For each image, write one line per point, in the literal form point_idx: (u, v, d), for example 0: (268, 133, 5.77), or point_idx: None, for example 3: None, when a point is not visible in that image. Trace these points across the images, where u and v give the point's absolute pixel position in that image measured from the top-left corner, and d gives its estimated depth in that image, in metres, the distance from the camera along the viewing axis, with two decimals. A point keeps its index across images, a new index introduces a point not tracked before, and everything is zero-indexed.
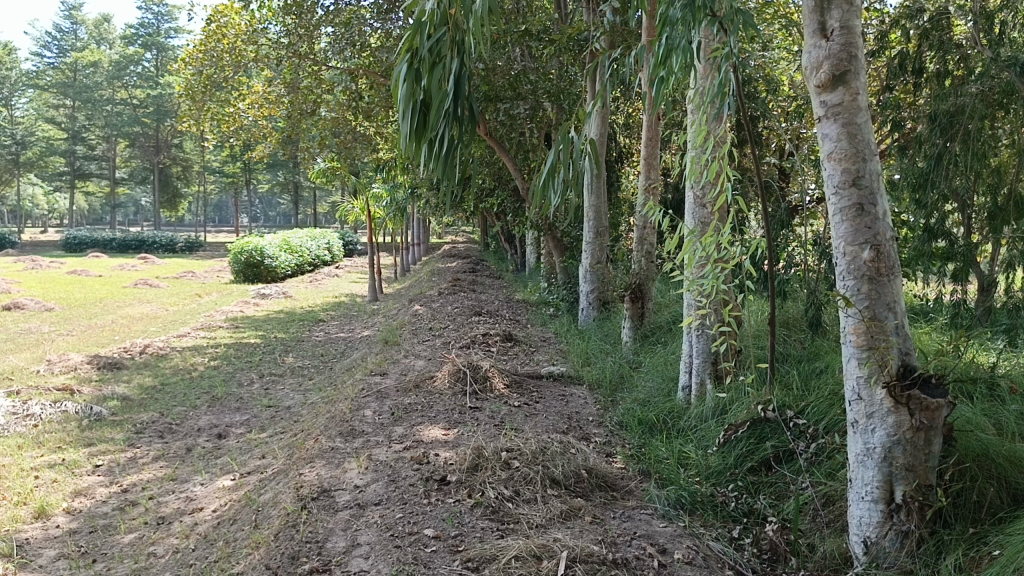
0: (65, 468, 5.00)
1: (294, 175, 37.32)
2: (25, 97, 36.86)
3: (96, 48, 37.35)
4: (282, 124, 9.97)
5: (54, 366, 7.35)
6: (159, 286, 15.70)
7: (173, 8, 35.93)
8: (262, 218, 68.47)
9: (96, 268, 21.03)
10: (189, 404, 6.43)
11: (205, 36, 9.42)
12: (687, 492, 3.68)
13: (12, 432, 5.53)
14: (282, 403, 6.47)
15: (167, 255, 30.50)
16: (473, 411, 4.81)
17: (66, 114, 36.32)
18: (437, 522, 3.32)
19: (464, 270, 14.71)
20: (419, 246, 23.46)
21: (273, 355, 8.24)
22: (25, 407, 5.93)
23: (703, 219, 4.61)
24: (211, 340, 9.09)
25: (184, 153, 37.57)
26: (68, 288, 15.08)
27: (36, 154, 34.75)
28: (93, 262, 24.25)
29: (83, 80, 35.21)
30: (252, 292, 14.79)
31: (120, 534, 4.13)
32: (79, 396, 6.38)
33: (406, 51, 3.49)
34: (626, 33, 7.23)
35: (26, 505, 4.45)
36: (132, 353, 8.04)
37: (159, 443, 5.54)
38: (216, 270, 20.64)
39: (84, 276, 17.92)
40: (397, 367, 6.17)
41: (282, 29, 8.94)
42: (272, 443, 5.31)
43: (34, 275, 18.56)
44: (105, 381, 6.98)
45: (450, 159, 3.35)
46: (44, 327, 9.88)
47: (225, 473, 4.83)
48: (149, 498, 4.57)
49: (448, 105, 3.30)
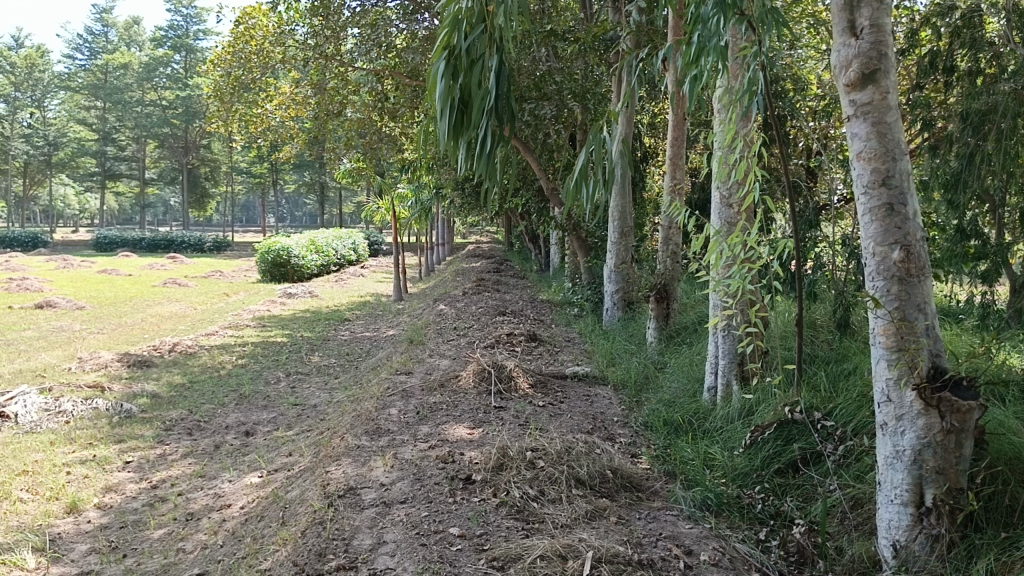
0: (96, 465, 5.07)
1: (319, 175, 37.64)
2: (57, 99, 37.60)
3: (127, 50, 37.89)
4: (308, 125, 10.05)
5: (85, 364, 7.46)
6: (187, 285, 15.91)
7: (201, 10, 36.38)
8: (289, 218, 69.17)
9: (126, 267, 21.32)
10: (217, 401, 6.50)
11: (234, 38, 9.51)
12: (713, 494, 3.67)
13: (45, 428, 5.63)
14: (308, 401, 6.52)
15: (195, 255, 30.86)
16: (497, 410, 4.81)
17: (97, 115, 36.91)
18: (463, 520, 3.33)
19: (488, 270, 14.74)
20: (443, 246, 23.51)
21: (299, 354, 8.31)
22: (57, 403, 6.03)
23: (729, 219, 4.58)
24: (238, 339, 9.18)
25: (212, 154, 38.06)
26: (99, 287, 15.32)
27: (68, 155, 36.70)
28: (123, 262, 24.63)
29: (114, 81, 35.73)
30: (278, 291, 14.94)
31: (149, 529, 4.19)
32: (109, 393, 6.48)
33: (443, 48, 3.47)
34: (653, 31, 7.10)
35: (58, 501, 4.52)
36: (161, 352, 8.15)
37: (187, 440, 5.60)
38: (243, 270, 20.89)
39: (114, 276, 18.16)
40: (422, 366, 6.20)
41: (309, 30, 9.00)
42: (299, 441, 5.35)
43: (65, 274, 18.85)
44: (135, 379, 7.08)
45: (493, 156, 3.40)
46: (75, 325, 10.04)
47: (252, 471, 4.88)
48: (178, 494, 4.63)
49: (491, 103, 3.34)
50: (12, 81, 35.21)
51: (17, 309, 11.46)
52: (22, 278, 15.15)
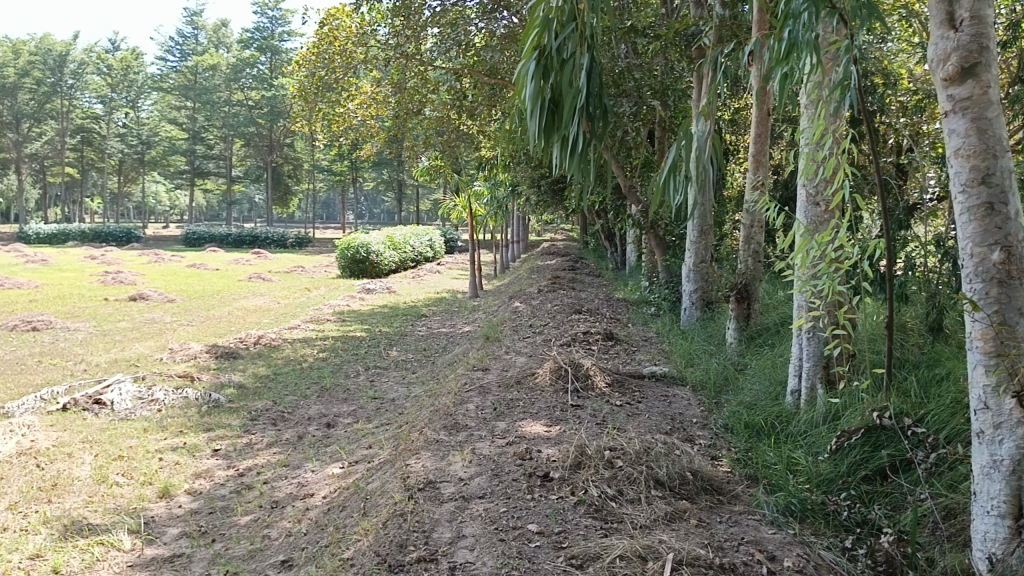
0: (186, 452, 5.28)
1: (398, 173, 38.21)
2: (150, 99, 39.46)
3: (216, 52, 39.15)
4: (388, 124, 10.24)
5: (176, 354, 7.78)
6: (271, 280, 16.43)
7: (286, 12, 37.35)
8: (368, 215, 70.84)
9: (214, 262, 22.16)
10: (300, 393, 6.68)
11: (318, 39, 9.70)
12: (796, 500, 3.59)
13: (139, 415, 5.89)
14: (387, 395, 6.64)
15: (278, 250, 31.76)
16: (574, 408, 4.81)
17: (187, 115, 38.26)
18: (541, 517, 3.34)
19: (564, 268, 14.74)
20: (519, 244, 23.59)
21: (378, 349, 8.47)
22: (150, 391, 6.30)
23: (815, 218, 4.46)
24: (319, 333, 9.42)
25: (295, 152, 39.10)
26: (189, 281, 15.95)
27: (159, 154, 39.13)
28: (210, 256, 25.59)
29: (203, 83, 37.02)
30: (358, 287, 15.28)
31: (236, 516, 4.33)
32: (199, 383, 6.74)
33: (533, 48, 3.47)
34: (737, 27, 7.01)
35: (152, 485, 4.73)
36: (247, 344, 8.42)
37: (272, 430, 5.77)
38: (323, 265, 21.42)
39: (202, 270, 18.86)
40: (499, 363, 6.24)
41: (390, 31, 9.14)
42: (379, 433, 5.45)
43: (157, 268, 19.74)
44: (222, 369, 7.33)
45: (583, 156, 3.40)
46: (166, 317, 10.48)
47: (334, 462, 5.00)
48: (264, 482, 4.78)
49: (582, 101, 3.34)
50: (110, 83, 37.97)
51: (113, 301, 12.02)
52: (118, 272, 15.93)
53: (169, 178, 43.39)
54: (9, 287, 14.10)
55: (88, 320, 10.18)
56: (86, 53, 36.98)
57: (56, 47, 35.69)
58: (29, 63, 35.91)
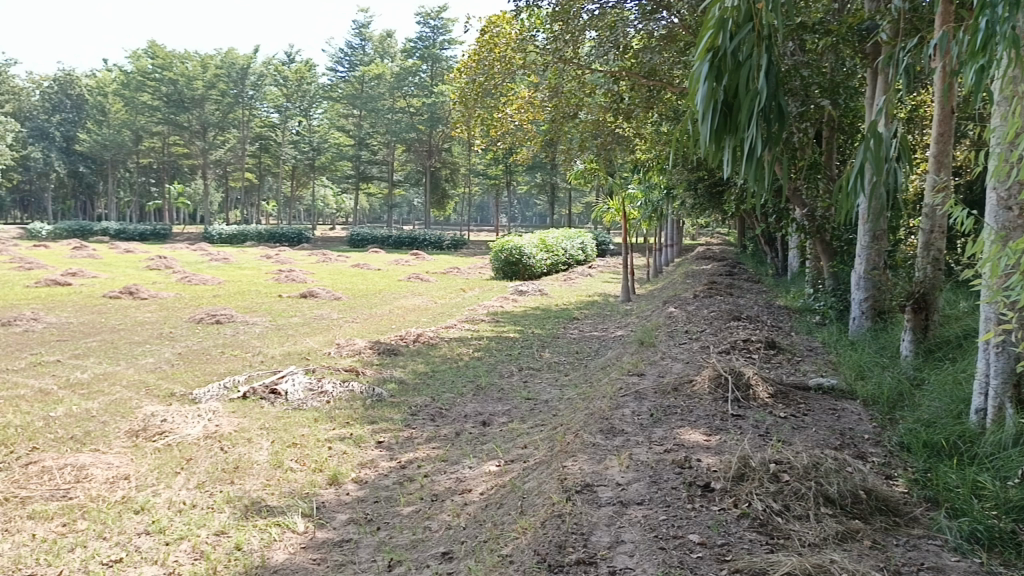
0: (352, 442, 5.55)
1: (551, 176, 38.51)
2: (320, 108, 41.80)
3: (380, 62, 41.05)
4: (544, 128, 10.32)
5: (342, 349, 8.22)
6: (428, 280, 17.03)
7: (447, 21, 38.49)
8: (520, 218, 72.19)
9: (376, 262, 23.27)
10: (457, 391, 6.87)
11: (479, 47, 9.99)
12: (982, 526, 3.32)
13: (309, 406, 6.27)
14: (541, 397, 6.71)
15: (434, 252, 32.81)
16: (735, 418, 4.67)
17: (354, 122, 40.21)
18: (703, 528, 3.27)
19: (720, 273, 14.36)
20: (672, 249, 23.27)
21: (531, 350, 8.57)
22: (319, 383, 6.68)
23: (1007, 223, 4.14)
24: (474, 332, 9.65)
25: (453, 157, 40.30)
26: (353, 280, 16.81)
27: (328, 159, 41.68)
28: (372, 257, 26.89)
29: (368, 91, 38.46)
30: (511, 288, 15.54)
31: (400, 506, 4.51)
32: (363, 377, 7.09)
33: (707, 49, 3.43)
34: (916, 20, 6.67)
35: (322, 472, 5.01)
36: (406, 341, 8.77)
37: (430, 425, 5.97)
38: (478, 267, 21.98)
39: (365, 270, 19.82)
40: (655, 369, 6.16)
41: (549, 36, 9.29)
42: (533, 434, 5.52)
43: (325, 267, 20.98)
44: (384, 365, 7.67)
45: (760, 159, 3.34)
46: (333, 314, 11.06)
47: (490, 459, 5.11)
48: (424, 475, 4.95)
49: (761, 104, 3.27)
50: (285, 93, 40.90)
51: (285, 297, 12.85)
52: (290, 270, 17.05)
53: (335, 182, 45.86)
54: (196, 282, 15.39)
55: (263, 314, 10.93)
56: (264, 65, 40.13)
57: (238, 61, 38.85)
58: (216, 76, 38.97)
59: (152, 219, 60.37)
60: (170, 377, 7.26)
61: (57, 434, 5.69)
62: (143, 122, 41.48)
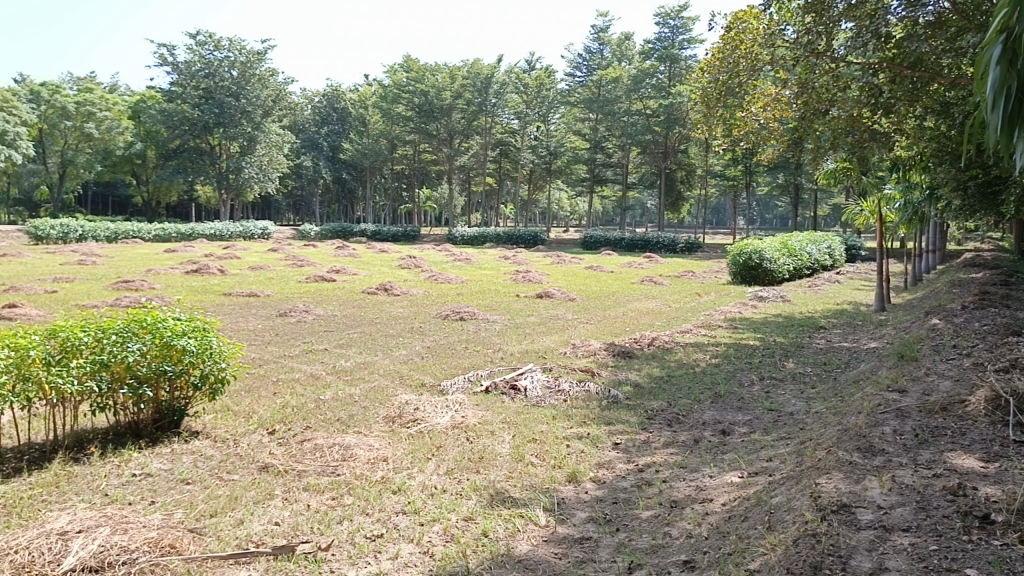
0: (590, 442, 5.63)
1: (795, 177, 36.49)
2: (559, 113, 43.21)
3: (619, 64, 40.87)
4: (791, 126, 9.87)
5: (578, 349, 8.40)
6: (662, 284, 16.90)
7: (687, 20, 37.72)
8: (759, 219, 70.01)
9: (610, 264, 23.48)
10: (694, 397, 6.74)
11: (724, 44, 9.81)
12: None
13: (546, 403, 6.46)
14: (785, 408, 6.40)
15: (667, 255, 32.45)
16: (1019, 445, 4.17)
17: (591, 126, 41.37)
18: (981, 563, 2.95)
19: (995, 282, 12.91)
20: (935, 254, 21.29)
21: (773, 359, 8.22)
22: (556, 382, 6.88)
23: None
24: (711, 338, 9.43)
25: (689, 158, 40.13)
26: (587, 281, 17.07)
27: (565, 162, 42.93)
28: (606, 259, 27.18)
29: (606, 95, 38.46)
30: (750, 293, 15.02)
31: (639, 509, 4.48)
32: (599, 378, 7.18)
33: (999, 32, 2.82)
34: None
35: (561, 469, 5.11)
36: (641, 344, 8.76)
37: (668, 431, 5.90)
38: (713, 271, 21.46)
39: (599, 272, 20.06)
40: (918, 385, 5.65)
41: (800, 29, 9.00)
42: (779, 447, 5.27)
43: (560, 269, 21.53)
44: (619, 367, 7.71)
45: None
46: (568, 314, 11.30)
47: (733, 470, 4.95)
48: (663, 481, 4.90)
49: None
50: (525, 100, 41.94)
51: (523, 297, 13.33)
52: (528, 271, 17.68)
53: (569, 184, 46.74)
54: (441, 281, 16.38)
55: (503, 313, 11.40)
56: (507, 75, 41.09)
57: (484, 70, 40.17)
58: (462, 86, 40.70)
59: (402, 221, 65.11)
60: (420, 368, 7.79)
61: (325, 415, 6.31)
62: (397, 132, 45.05)
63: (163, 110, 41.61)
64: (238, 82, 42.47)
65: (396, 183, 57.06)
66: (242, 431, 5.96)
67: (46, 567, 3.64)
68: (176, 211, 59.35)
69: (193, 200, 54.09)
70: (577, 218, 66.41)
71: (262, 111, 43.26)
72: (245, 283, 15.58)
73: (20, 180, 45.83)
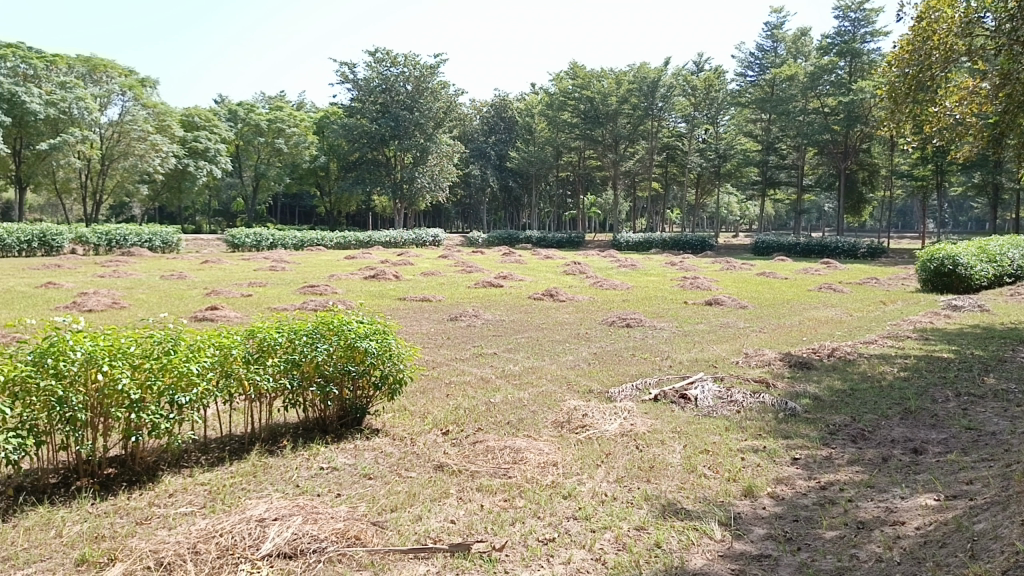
0: (767, 456, 5.41)
1: (996, 176, 33.23)
2: (729, 114, 42.16)
3: (794, 62, 38.86)
4: (991, 121, 9.12)
5: (751, 359, 8.14)
6: (842, 291, 16.03)
7: (871, 12, 35.05)
8: (950, 219, 65.60)
9: (783, 271, 22.57)
10: (880, 413, 6.33)
11: (914, 36, 9.20)
12: None
13: (719, 414, 6.30)
14: (986, 428, 5.87)
15: (845, 260, 30.70)
16: None
17: (763, 127, 41.00)
18: None
19: None
20: None
21: (971, 374, 7.58)
22: (729, 393, 6.71)
23: None
24: (898, 350, 8.83)
25: (871, 158, 38.10)
26: (760, 288, 16.48)
27: (735, 165, 41.67)
28: (779, 265, 26.16)
29: (780, 93, 37.45)
30: (942, 302, 13.95)
31: (821, 529, 4.25)
32: (775, 390, 6.91)
33: None
34: None
35: (737, 483, 4.95)
36: (820, 355, 8.34)
37: (852, 447, 5.57)
38: (899, 278, 20.10)
39: (772, 279, 19.32)
40: None
41: (1002, 15, 8.38)
42: (981, 469, 4.84)
43: (730, 274, 20.96)
44: (796, 379, 7.38)
45: None
46: (739, 323, 10.95)
47: (927, 492, 4.59)
48: (848, 500, 4.62)
49: None
50: (693, 102, 41.47)
51: (691, 304, 13.05)
52: (697, 278, 17.33)
53: (739, 187, 45.53)
54: (607, 288, 16.32)
55: (670, 320, 11.20)
56: (674, 76, 40.36)
57: (650, 74, 39.47)
58: (629, 91, 40.53)
59: (567, 227, 65.52)
60: (587, 375, 7.80)
61: (496, 418, 6.45)
62: (564, 138, 45.82)
63: (343, 125, 44.13)
64: (412, 95, 44.27)
65: (561, 189, 57.48)
66: (417, 430, 6.20)
67: (246, 551, 3.95)
68: (354, 220, 62.77)
69: (369, 209, 57.01)
70: (748, 221, 64.54)
71: (433, 123, 44.85)
72: (419, 289, 16.24)
73: (220, 193, 50.21)
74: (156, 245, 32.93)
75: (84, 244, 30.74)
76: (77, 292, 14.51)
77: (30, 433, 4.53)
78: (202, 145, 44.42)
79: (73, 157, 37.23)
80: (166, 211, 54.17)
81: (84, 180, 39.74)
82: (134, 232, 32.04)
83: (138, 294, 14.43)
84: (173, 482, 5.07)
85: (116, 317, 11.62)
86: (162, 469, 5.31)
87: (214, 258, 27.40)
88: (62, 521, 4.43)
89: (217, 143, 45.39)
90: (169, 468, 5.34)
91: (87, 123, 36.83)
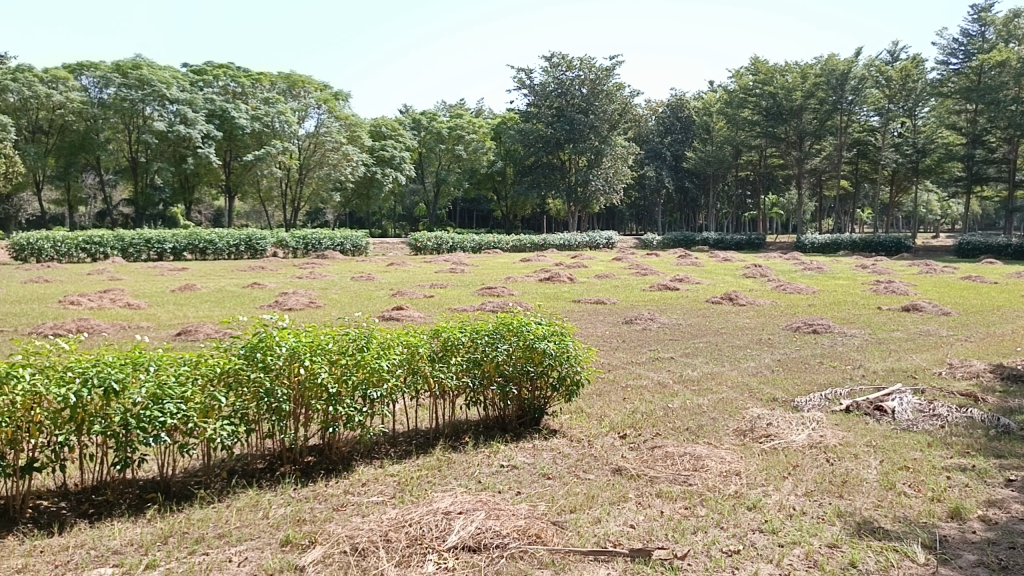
0: (977, 476, 4.96)
1: None
2: (929, 106, 38.97)
3: (1006, 47, 35.30)
4: None
5: (957, 371, 7.50)
6: None
7: None
8: None
9: (994, 274, 20.62)
10: None
11: None
12: None
13: (920, 428, 5.86)
14: None
15: None
16: None
17: (968, 118, 37.57)
18: None
19: None
20: None
21: None
22: (931, 407, 6.23)
23: None
24: None
25: None
26: (964, 293, 15.15)
27: (935, 161, 38.42)
28: (988, 267, 23.92)
29: (988, 82, 34.29)
30: None
31: None
32: (985, 405, 6.33)
33: None
34: None
35: (942, 503, 4.57)
36: None
37: None
38: None
39: (979, 283, 17.71)
40: None
41: None
42: None
43: (930, 278, 19.42)
44: (1011, 394, 6.72)
45: None
46: (941, 331, 10.12)
47: None
48: None
49: None
50: (889, 94, 39.03)
51: (886, 310, 12.22)
52: (891, 281, 16.20)
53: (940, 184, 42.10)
54: (792, 292, 15.59)
55: (862, 327, 10.54)
56: (867, 68, 38.10)
57: (839, 66, 37.76)
58: (815, 85, 38.73)
59: (746, 228, 63.24)
60: (771, 382, 7.49)
61: (675, 423, 6.34)
62: (743, 137, 44.25)
63: (521, 130, 45.56)
64: (587, 98, 44.33)
65: (739, 189, 55.59)
66: (595, 433, 6.21)
67: (433, 542, 4.12)
68: (530, 222, 63.84)
69: (544, 212, 57.75)
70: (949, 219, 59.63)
71: (609, 125, 44.61)
72: (593, 291, 16.26)
73: (404, 199, 52.76)
74: (346, 248, 34.99)
75: (284, 247, 33.28)
76: (279, 292, 15.76)
77: (242, 420, 5.00)
78: (388, 153, 46.81)
79: (275, 165, 40.24)
80: (356, 217, 57.68)
81: (284, 188, 43.14)
82: (328, 236, 34.23)
83: (332, 295, 15.45)
84: (366, 472, 5.37)
85: (314, 315, 12.50)
86: (356, 459, 5.65)
87: (399, 260, 28.83)
88: (268, 503, 4.81)
89: (402, 151, 47.62)
90: (362, 458, 5.68)
91: (287, 136, 40.24)
